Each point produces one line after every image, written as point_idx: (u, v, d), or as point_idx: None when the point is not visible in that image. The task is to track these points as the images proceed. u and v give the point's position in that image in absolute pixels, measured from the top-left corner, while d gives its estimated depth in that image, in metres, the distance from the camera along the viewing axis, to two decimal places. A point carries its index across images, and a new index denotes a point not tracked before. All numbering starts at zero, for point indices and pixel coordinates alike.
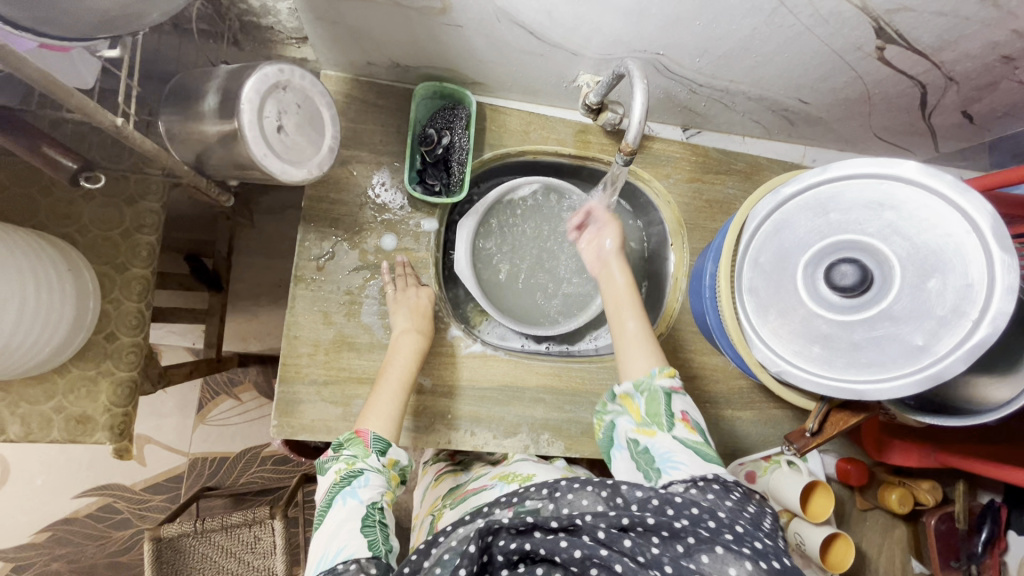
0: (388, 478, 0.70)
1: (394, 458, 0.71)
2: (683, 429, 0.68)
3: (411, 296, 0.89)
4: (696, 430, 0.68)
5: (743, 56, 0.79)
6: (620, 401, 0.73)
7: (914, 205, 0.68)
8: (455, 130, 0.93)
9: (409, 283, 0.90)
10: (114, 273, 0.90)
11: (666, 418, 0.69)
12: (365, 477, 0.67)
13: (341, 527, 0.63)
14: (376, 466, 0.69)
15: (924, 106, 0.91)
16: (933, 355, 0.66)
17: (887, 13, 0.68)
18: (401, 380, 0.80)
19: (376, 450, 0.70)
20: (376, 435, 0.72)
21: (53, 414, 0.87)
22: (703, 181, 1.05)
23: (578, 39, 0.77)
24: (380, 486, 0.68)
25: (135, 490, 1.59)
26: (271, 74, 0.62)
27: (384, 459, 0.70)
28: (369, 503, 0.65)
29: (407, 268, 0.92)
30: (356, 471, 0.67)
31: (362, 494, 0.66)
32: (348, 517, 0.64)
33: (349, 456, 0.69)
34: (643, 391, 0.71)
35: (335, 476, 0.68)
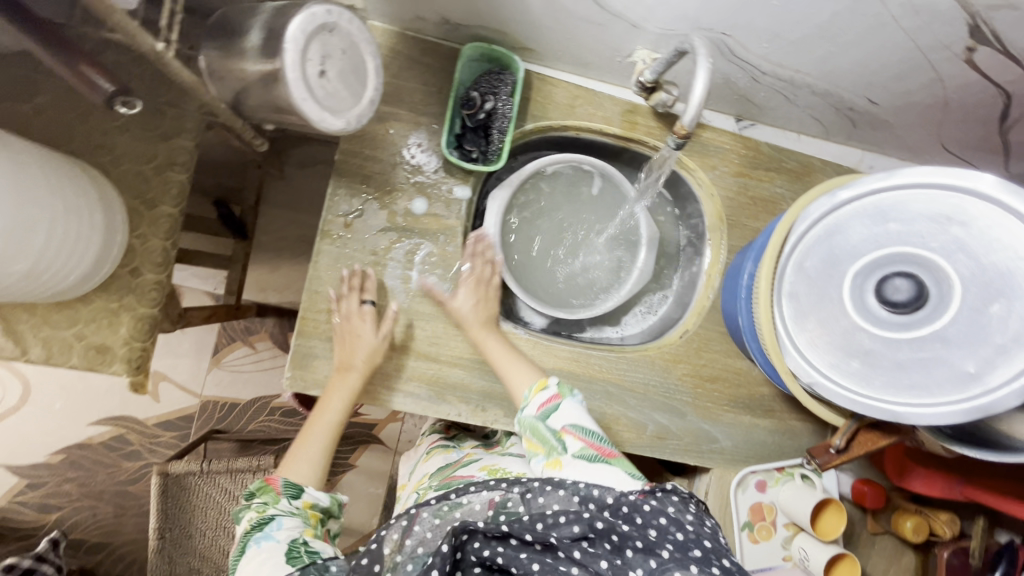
0: (303, 518, 0.75)
1: (309, 500, 0.78)
2: (573, 440, 0.76)
3: (354, 337, 0.84)
4: (584, 434, 0.77)
5: (818, 44, 0.73)
6: (527, 447, 0.80)
7: (986, 223, 0.63)
8: (499, 96, 0.89)
9: (364, 322, 0.84)
10: (143, 208, 0.90)
11: (555, 441, 0.77)
12: (279, 521, 0.72)
13: (263, 562, 0.67)
14: (287, 510, 0.74)
15: (1004, 119, 0.84)
16: (983, 385, 0.62)
17: (988, 9, 0.62)
18: (330, 431, 0.84)
19: (287, 496, 0.76)
20: (286, 481, 0.78)
21: (73, 341, 0.87)
22: (751, 177, 1.00)
23: (642, 9, 0.72)
24: (295, 526, 0.73)
25: (147, 425, 1.62)
26: (319, 15, 0.59)
27: (299, 501, 0.77)
28: (289, 539, 0.70)
29: (355, 279, 0.86)
30: (267, 517, 0.72)
31: (278, 535, 0.70)
32: (268, 554, 0.67)
33: (260, 505, 0.75)
34: (530, 430, 0.80)
35: (247, 525, 0.72)
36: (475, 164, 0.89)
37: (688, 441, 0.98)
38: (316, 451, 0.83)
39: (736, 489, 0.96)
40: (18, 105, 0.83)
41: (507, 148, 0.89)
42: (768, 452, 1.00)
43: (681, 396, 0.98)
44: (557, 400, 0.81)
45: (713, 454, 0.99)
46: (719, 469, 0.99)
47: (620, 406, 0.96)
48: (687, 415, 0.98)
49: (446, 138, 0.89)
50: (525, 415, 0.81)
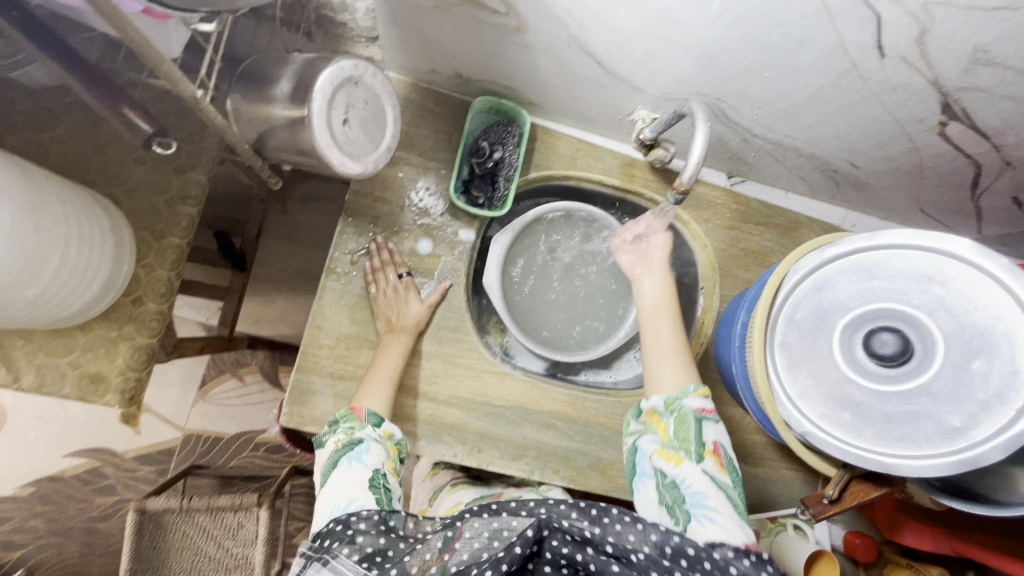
0: (386, 448, 0.74)
1: (388, 431, 0.76)
2: (713, 465, 0.68)
3: (393, 304, 0.88)
4: (725, 467, 0.68)
5: (804, 113, 0.79)
6: (647, 418, 0.74)
7: (963, 283, 0.67)
8: (506, 146, 0.95)
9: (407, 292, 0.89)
10: (151, 239, 0.91)
11: (693, 447, 0.68)
12: (367, 445, 0.72)
13: (347, 483, 0.66)
14: (374, 437, 0.74)
15: (975, 186, 0.90)
16: (969, 439, 0.65)
17: (957, 90, 0.68)
18: (390, 372, 0.84)
19: (371, 424, 0.75)
20: (370, 411, 0.77)
21: (68, 369, 0.86)
22: (742, 231, 1.05)
23: (643, 74, 0.78)
24: (379, 455, 0.72)
25: (125, 458, 1.57)
26: (346, 68, 0.64)
27: (380, 429, 0.75)
28: (374, 468, 0.69)
29: (383, 251, 0.90)
30: (356, 440, 0.72)
31: (366, 459, 0.70)
32: (354, 475, 0.67)
33: (346, 428, 0.74)
34: (674, 412, 0.71)
35: (335, 444, 0.72)
36: (482, 210, 0.92)
37: None
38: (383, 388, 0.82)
39: None
40: (38, 136, 0.85)
41: (513, 195, 0.93)
42: (760, 502, 1.01)
43: None
44: (716, 413, 0.72)
45: None
46: None
47: (614, 451, 0.96)
48: None
49: (455, 183, 0.93)
50: (682, 400, 0.71)
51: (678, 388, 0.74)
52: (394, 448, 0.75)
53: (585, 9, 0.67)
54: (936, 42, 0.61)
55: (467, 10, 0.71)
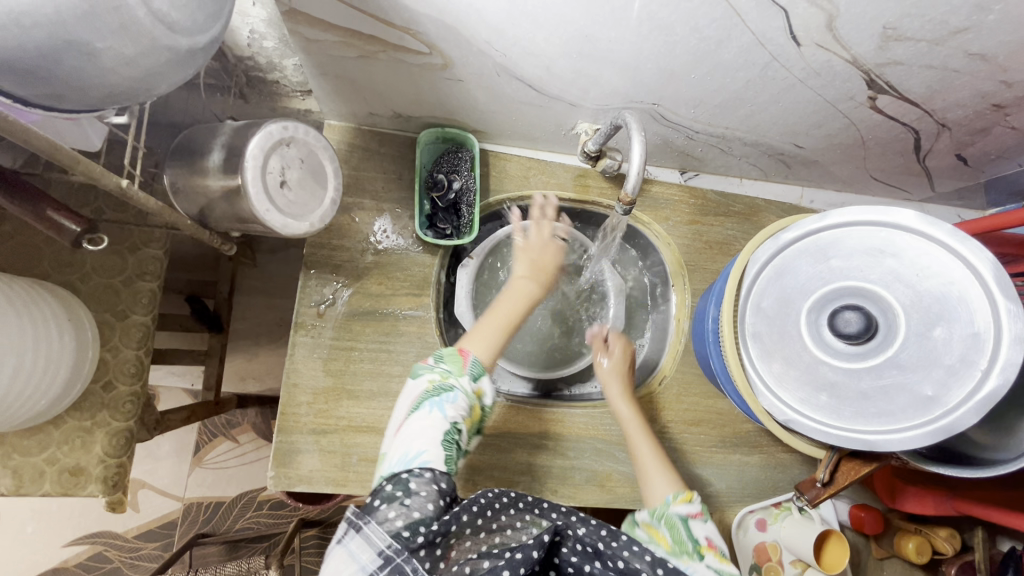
0: (473, 405, 0.70)
1: (482, 389, 0.71)
2: (714, 559, 0.66)
3: (539, 249, 0.86)
4: (726, 559, 0.67)
5: (739, 106, 0.80)
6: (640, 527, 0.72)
7: (914, 253, 0.68)
8: (461, 173, 0.94)
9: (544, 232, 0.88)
10: (115, 321, 0.90)
11: (690, 542, 0.68)
12: (455, 395, 0.67)
13: (421, 430, 0.64)
14: (466, 389, 0.69)
15: (919, 150, 0.92)
16: (944, 406, 0.65)
17: (877, 66, 0.69)
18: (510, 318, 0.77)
19: (471, 374, 0.70)
20: (476, 360, 0.72)
21: (45, 467, 0.85)
22: (703, 224, 1.06)
23: (576, 90, 0.78)
24: (464, 411, 0.67)
25: (127, 538, 1.54)
26: (275, 132, 0.64)
27: (477, 385, 0.70)
28: (452, 422, 0.65)
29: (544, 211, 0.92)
30: (449, 386, 0.68)
31: (448, 411, 0.66)
32: (431, 425, 0.64)
33: (444, 370, 0.70)
34: (661, 518, 0.71)
35: (428, 383, 0.69)
36: (449, 241, 0.92)
37: None
38: (496, 334, 0.76)
39: (735, 531, 0.97)
40: None
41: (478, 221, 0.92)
42: (761, 490, 1.01)
43: (669, 443, 0.99)
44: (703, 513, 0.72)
45: (709, 499, 0.99)
46: (716, 513, 0.99)
47: (610, 461, 0.96)
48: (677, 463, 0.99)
49: (418, 221, 0.94)
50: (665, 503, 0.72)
51: (662, 497, 0.74)
52: (478, 409, 0.70)
53: (504, 38, 0.67)
54: (845, 25, 0.62)
55: (391, 54, 0.72)
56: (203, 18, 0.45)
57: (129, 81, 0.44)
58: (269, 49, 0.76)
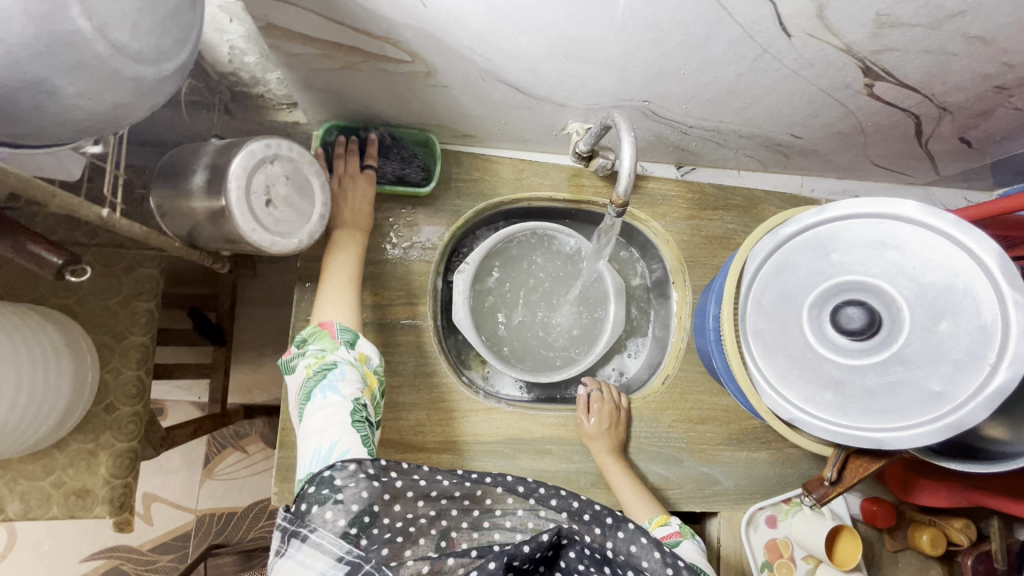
0: (363, 372, 0.72)
1: (364, 354, 0.74)
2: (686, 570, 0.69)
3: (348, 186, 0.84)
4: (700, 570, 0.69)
5: (732, 99, 0.78)
6: None
7: (917, 245, 0.66)
8: (390, 171, 0.89)
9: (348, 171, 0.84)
10: (113, 342, 0.90)
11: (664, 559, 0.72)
12: (342, 370, 0.69)
13: (328, 421, 0.64)
14: (348, 359, 0.71)
15: (920, 135, 0.89)
16: (952, 401, 0.64)
17: (873, 53, 0.67)
18: (348, 277, 0.82)
19: (344, 342, 0.72)
20: (341, 326, 0.74)
21: (52, 490, 0.85)
22: (702, 218, 1.04)
23: (564, 91, 0.77)
24: (356, 381, 0.69)
25: (143, 551, 1.55)
26: (258, 150, 0.63)
27: (355, 352, 0.73)
28: (352, 398, 0.67)
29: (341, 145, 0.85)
30: (330, 365, 0.69)
31: (342, 389, 0.67)
32: (334, 413, 0.65)
33: (317, 350, 0.71)
34: None
35: (307, 372, 0.69)
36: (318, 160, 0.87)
37: (690, 487, 0.98)
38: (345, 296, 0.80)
39: (746, 528, 0.95)
40: None
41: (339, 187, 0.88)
42: (771, 486, 1.00)
43: (674, 442, 0.98)
44: (681, 534, 0.76)
45: (717, 497, 0.98)
46: (726, 511, 0.98)
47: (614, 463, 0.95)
48: (685, 462, 0.98)
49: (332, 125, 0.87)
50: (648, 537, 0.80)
51: (646, 518, 0.84)
52: (372, 374, 0.72)
53: (486, 44, 0.66)
54: (837, 14, 0.60)
55: (374, 64, 0.71)
56: (170, 46, 0.45)
57: (101, 114, 0.43)
58: (250, 64, 0.75)
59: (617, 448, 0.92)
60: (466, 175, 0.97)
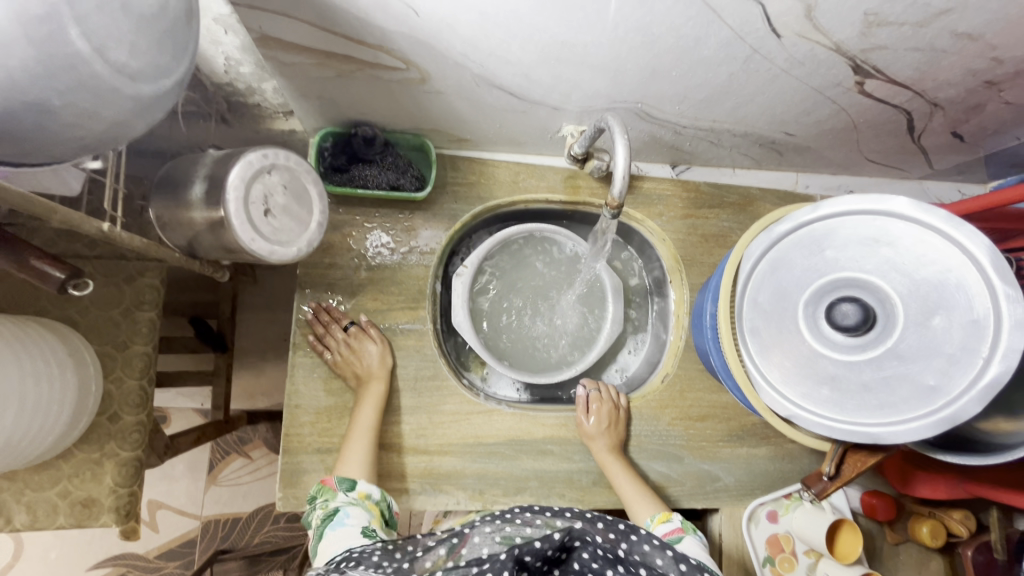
0: (365, 507, 0.75)
1: (364, 492, 0.78)
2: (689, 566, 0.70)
3: (342, 359, 0.87)
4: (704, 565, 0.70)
5: (725, 99, 0.79)
6: None
7: (909, 241, 0.67)
8: (383, 177, 0.90)
9: (357, 340, 0.88)
10: (116, 352, 0.91)
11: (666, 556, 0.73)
12: (345, 510, 0.73)
13: (339, 541, 0.67)
14: (347, 501, 0.75)
15: (913, 130, 0.90)
16: (947, 395, 0.64)
17: (862, 52, 0.68)
18: (367, 430, 0.85)
19: (343, 489, 0.77)
20: (341, 478, 0.79)
21: (58, 500, 0.86)
22: (697, 217, 1.05)
23: (557, 95, 0.78)
24: (361, 514, 0.73)
25: (149, 558, 1.56)
26: (255, 160, 0.64)
27: (355, 492, 0.77)
28: (360, 525, 0.70)
29: (319, 317, 0.89)
30: (333, 509, 0.73)
31: (349, 521, 0.70)
32: (344, 534, 0.68)
33: (322, 503, 0.76)
34: None
35: (315, 521, 0.72)
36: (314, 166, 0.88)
37: (691, 484, 0.98)
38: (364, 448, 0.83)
39: (748, 524, 0.96)
40: None
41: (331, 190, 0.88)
42: (771, 481, 1.01)
43: (674, 440, 0.99)
44: (683, 531, 0.77)
45: (718, 493, 0.99)
46: (727, 508, 0.99)
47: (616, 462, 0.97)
48: (685, 460, 0.99)
49: (329, 132, 0.87)
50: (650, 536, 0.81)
51: (645, 521, 0.84)
52: (376, 505, 0.77)
53: (479, 50, 0.66)
54: (825, 14, 0.61)
55: (368, 72, 0.71)
56: (166, 62, 0.45)
57: (100, 131, 0.44)
58: (246, 74, 0.76)
59: (617, 446, 0.93)
60: (462, 179, 0.97)
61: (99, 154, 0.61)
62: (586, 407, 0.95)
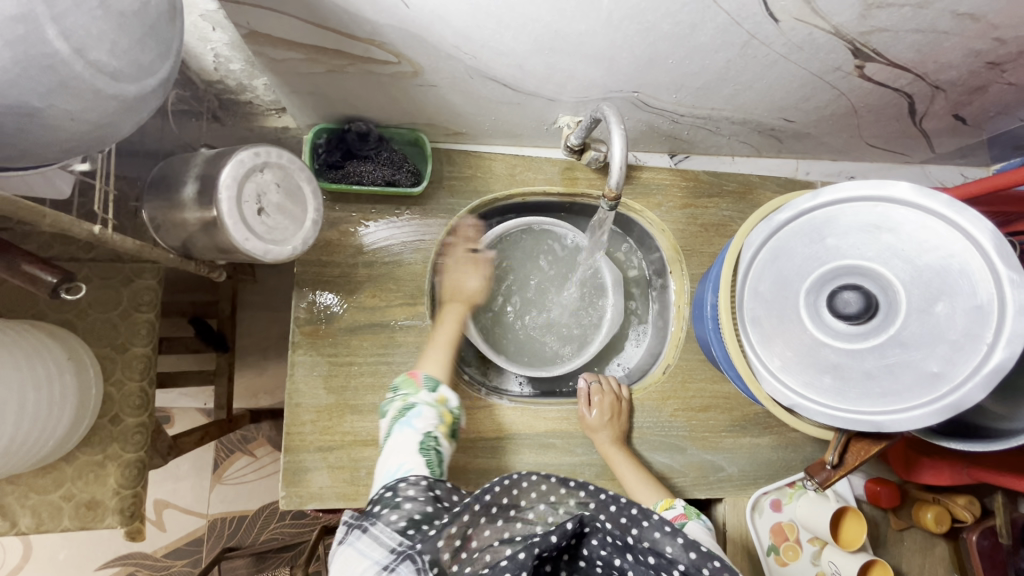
0: (440, 412, 0.73)
1: (443, 396, 0.75)
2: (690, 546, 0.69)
3: (455, 271, 0.95)
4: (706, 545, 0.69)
5: (722, 86, 0.78)
6: None
7: (911, 227, 0.66)
8: (377, 174, 0.88)
9: (472, 263, 0.96)
10: (116, 354, 0.90)
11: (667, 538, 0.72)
12: (419, 409, 0.72)
13: (399, 446, 0.68)
14: (427, 401, 0.73)
15: (914, 113, 0.89)
16: (950, 382, 0.64)
17: (862, 35, 0.67)
18: (448, 339, 0.87)
19: (427, 386, 0.75)
20: (426, 376, 0.77)
21: (63, 503, 0.86)
22: (697, 207, 1.04)
23: (553, 85, 0.76)
24: (432, 419, 0.71)
25: (157, 557, 1.57)
26: (247, 159, 0.63)
27: (435, 394, 0.74)
28: (424, 431, 0.69)
29: (463, 234, 0.95)
30: (410, 404, 0.73)
31: (417, 424, 0.70)
32: (405, 440, 0.68)
33: (403, 394, 0.75)
34: None
35: (392, 411, 0.73)
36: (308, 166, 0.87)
37: (694, 475, 0.98)
38: (438, 356, 0.84)
39: (752, 513, 0.95)
40: None
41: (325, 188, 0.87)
42: (775, 470, 1.00)
43: (677, 431, 0.99)
44: (686, 516, 0.77)
45: (721, 483, 0.99)
46: (731, 497, 0.98)
47: None
48: (688, 450, 0.99)
49: (321, 129, 0.87)
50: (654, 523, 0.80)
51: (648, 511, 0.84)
52: (449, 413, 0.73)
53: (472, 41, 0.65)
54: None
55: (360, 67, 0.70)
56: (148, 61, 0.45)
57: (84, 133, 0.43)
58: (236, 71, 0.75)
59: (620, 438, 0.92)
60: (459, 173, 0.96)
61: (87, 158, 0.62)
62: (588, 400, 0.95)
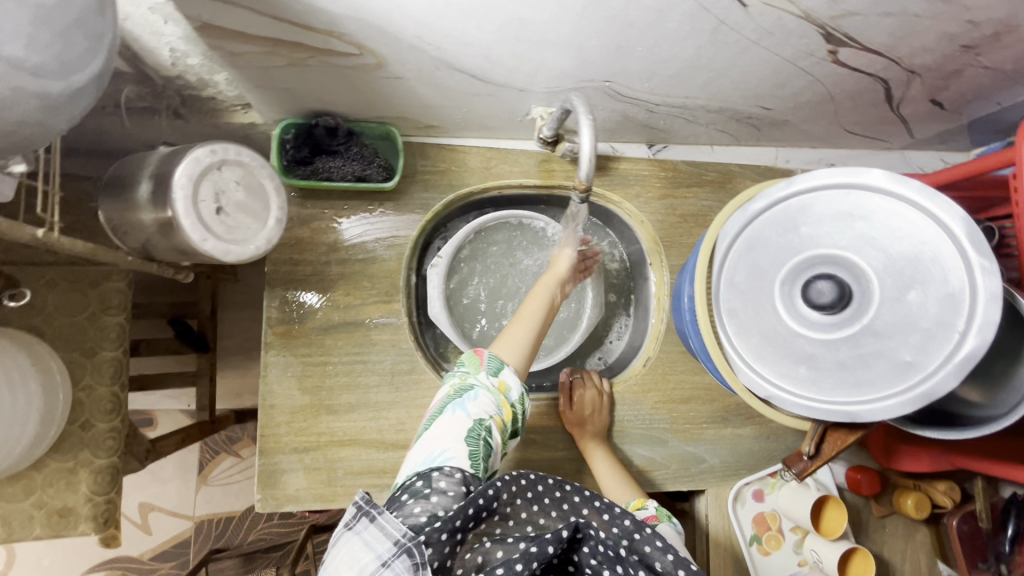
0: (498, 401, 0.70)
1: (505, 384, 0.72)
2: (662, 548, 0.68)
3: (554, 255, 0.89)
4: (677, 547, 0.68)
5: (694, 74, 0.76)
6: None
7: (884, 215, 0.65)
8: (346, 170, 0.87)
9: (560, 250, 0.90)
10: (84, 359, 0.88)
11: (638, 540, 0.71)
12: (476, 393, 0.69)
13: (446, 429, 0.66)
14: (486, 384, 0.70)
15: (891, 99, 0.88)
16: (923, 371, 0.63)
17: (833, 19, 0.65)
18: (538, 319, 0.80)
19: (490, 368, 0.72)
20: (492, 356, 0.74)
21: (34, 511, 0.85)
22: (675, 197, 1.02)
23: (522, 76, 0.75)
24: (487, 406, 0.69)
25: (143, 560, 1.56)
26: (204, 157, 0.61)
27: (497, 380, 0.71)
28: (477, 418, 0.67)
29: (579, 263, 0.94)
30: (468, 385, 0.70)
31: (471, 409, 0.67)
32: (454, 424, 0.66)
33: (463, 372, 0.72)
34: None
35: (449, 387, 0.71)
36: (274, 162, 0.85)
37: (676, 468, 0.98)
38: (521, 337, 0.78)
39: (733, 504, 0.96)
40: None
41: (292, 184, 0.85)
42: (757, 460, 1.00)
43: (659, 424, 0.98)
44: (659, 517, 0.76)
45: (703, 475, 0.99)
46: (714, 489, 0.98)
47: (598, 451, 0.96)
48: (670, 443, 0.98)
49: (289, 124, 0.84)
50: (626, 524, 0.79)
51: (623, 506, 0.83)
52: (507, 405, 0.70)
53: (434, 31, 0.63)
54: None
55: (322, 59, 0.68)
56: (76, 56, 0.43)
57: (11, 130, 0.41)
58: (195, 66, 0.72)
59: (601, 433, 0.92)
60: (432, 167, 0.95)
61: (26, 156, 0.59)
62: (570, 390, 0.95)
